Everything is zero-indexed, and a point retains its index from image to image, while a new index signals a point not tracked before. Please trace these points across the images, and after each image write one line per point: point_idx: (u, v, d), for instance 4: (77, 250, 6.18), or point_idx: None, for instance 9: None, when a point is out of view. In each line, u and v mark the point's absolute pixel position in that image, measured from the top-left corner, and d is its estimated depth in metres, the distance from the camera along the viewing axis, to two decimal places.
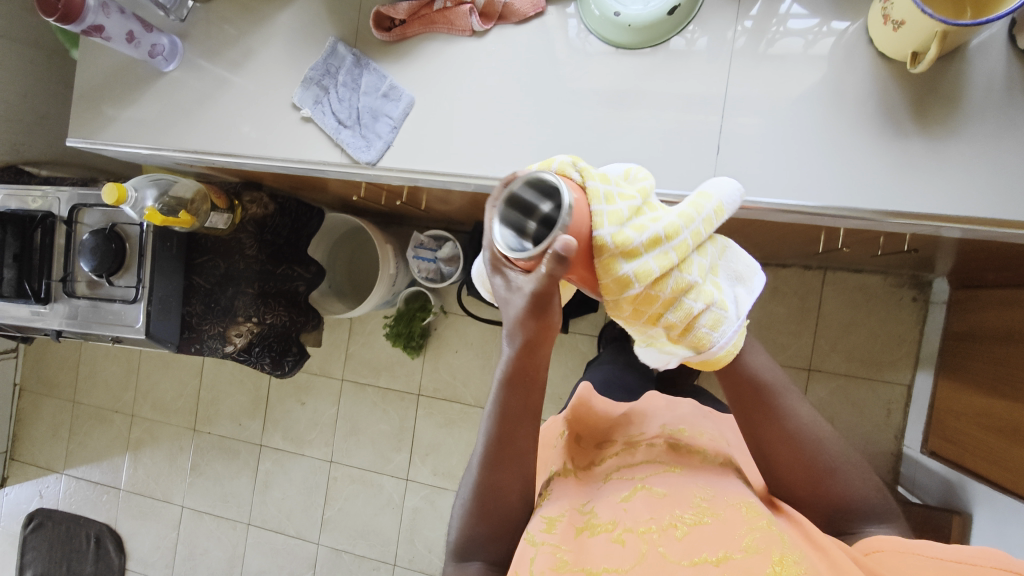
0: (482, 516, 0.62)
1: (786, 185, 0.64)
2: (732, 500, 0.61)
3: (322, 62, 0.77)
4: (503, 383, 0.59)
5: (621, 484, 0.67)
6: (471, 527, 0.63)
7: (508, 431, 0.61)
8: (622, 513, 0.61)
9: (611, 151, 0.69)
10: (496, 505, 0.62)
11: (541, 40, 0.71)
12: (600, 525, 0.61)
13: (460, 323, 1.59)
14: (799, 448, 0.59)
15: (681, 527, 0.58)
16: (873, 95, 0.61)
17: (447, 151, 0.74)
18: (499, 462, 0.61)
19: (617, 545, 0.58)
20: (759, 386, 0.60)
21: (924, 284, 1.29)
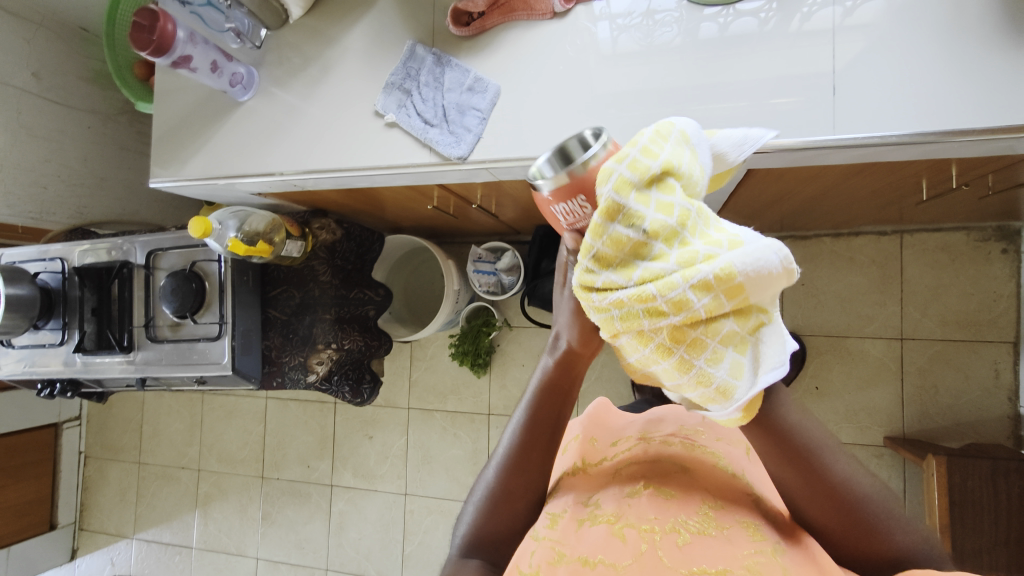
0: (494, 520, 0.58)
1: (917, 114, 0.62)
2: (741, 515, 0.57)
3: (401, 66, 0.77)
4: (537, 393, 0.58)
5: (630, 479, 0.63)
6: (484, 525, 0.58)
7: (539, 436, 0.58)
8: (626, 509, 0.59)
9: (717, 110, 0.68)
10: (508, 511, 0.58)
11: (624, 10, 0.71)
12: (601, 517, 0.59)
13: (523, 335, 1.56)
14: (836, 500, 0.50)
15: (683, 534, 0.55)
16: (995, 7, 0.60)
17: (539, 136, 0.73)
18: (521, 468, 0.58)
19: (616, 540, 0.56)
20: (793, 433, 0.50)
21: (1012, 234, 1.23)
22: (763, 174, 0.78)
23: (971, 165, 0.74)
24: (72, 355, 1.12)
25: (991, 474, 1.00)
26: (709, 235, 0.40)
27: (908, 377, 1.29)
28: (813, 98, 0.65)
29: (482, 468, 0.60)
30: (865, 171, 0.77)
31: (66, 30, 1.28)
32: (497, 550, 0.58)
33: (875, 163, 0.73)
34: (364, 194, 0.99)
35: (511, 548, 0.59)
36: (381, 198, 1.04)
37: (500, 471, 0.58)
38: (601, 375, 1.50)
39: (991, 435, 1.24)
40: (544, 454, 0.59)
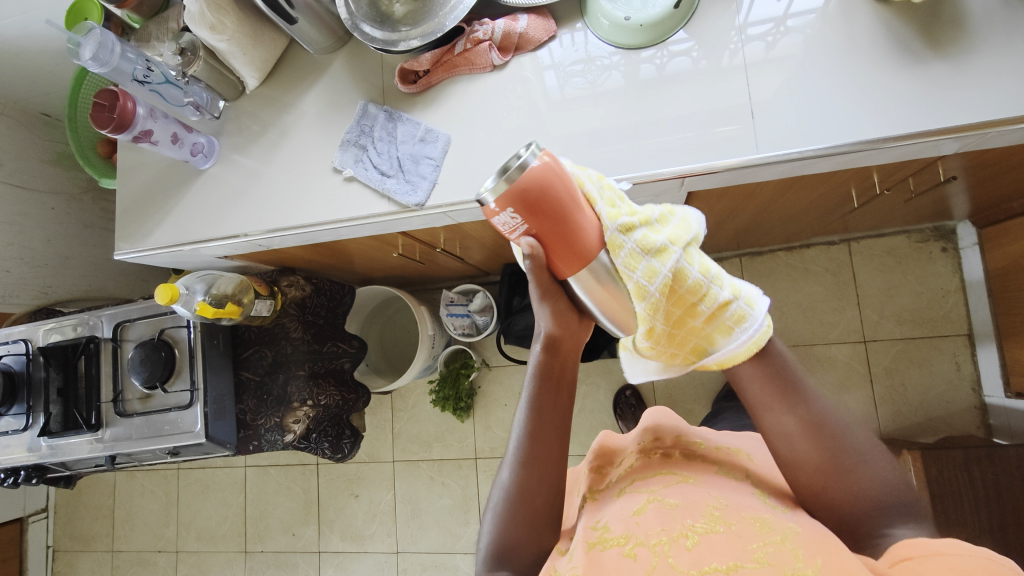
0: (520, 521, 0.61)
1: (831, 130, 0.68)
2: (745, 513, 0.60)
3: (356, 124, 0.82)
4: (536, 378, 0.62)
5: (635, 496, 0.66)
6: (508, 532, 0.61)
7: (544, 431, 0.62)
8: (634, 525, 0.61)
9: (652, 142, 0.74)
10: (531, 511, 0.61)
11: (557, 60, 0.77)
12: (612, 540, 0.60)
13: (503, 374, 1.56)
14: (816, 437, 0.57)
15: (692, 537, 0.57)
16: (882, 33, 0.68)
17: (489, 177, 0.77)
18: (531, 460, 0.61)
19: (627, 559, 0.57)
20: (785, 370, 0.58)
21: (948, 233, 1.31)
22: (705, 195, 0.84)
23: (890, 171, 0.80)
24: (37, 439, 1.08)
25: (965, 463, 1.02)
26: (674, 231, 0.54)
27: (876, 378, 1.33)
28: (737, 123, 0.71)
29: (498, 470, 0.64)
30: (797, 184, 0.83)
31: (29, 117, 1.30)
32: (519, 560, 0.61)
33: (804, 176, 0.78)
34: (331, 248, 1.02)
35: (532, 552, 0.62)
36: (349, 251, 1.06)
37: (515, 470, 0.62)
38: (583, 407, 1.50)
39: (963, 427, 1.28)
40: (551, 441, 0.62)
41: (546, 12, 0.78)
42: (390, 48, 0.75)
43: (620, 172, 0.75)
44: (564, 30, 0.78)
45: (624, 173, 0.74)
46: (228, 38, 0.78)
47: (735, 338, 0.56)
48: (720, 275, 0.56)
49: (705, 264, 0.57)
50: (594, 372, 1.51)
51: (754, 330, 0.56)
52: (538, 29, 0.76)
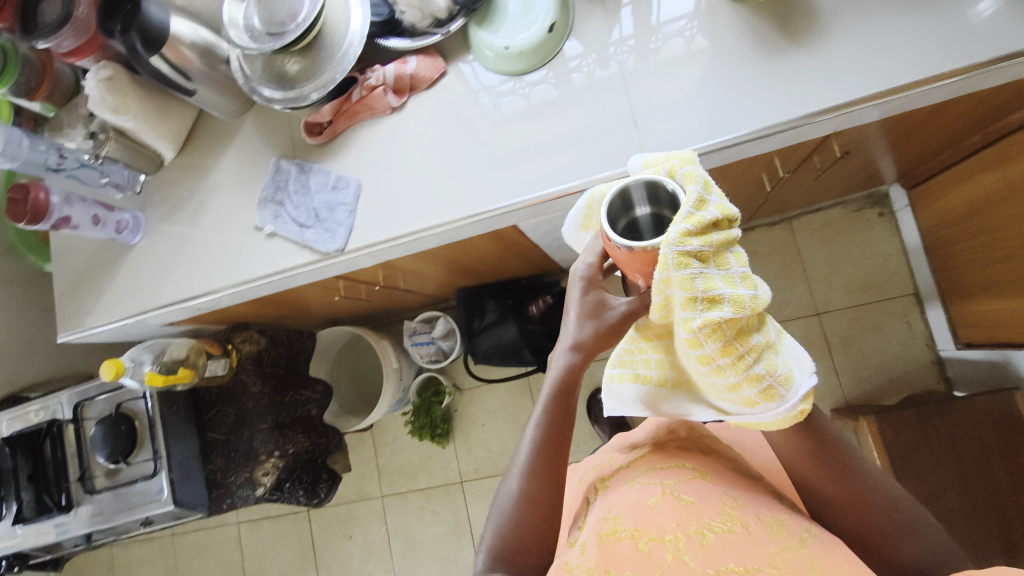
0: (529, 515, 0.59)
1: (706, 129, 0.69)
2: (764, 515, 0.62)
3: (271, 181, 0.84)
4: (553, 390, 0.60)
5: (648, 487, 0.68)
6: (516, 533, 0.59)
7: (556, 442, 0.60)
8: (648, 518, 0.63)
9: (547, 158, 0.75)
10: (536, 516, 0.59)
11: (450, 94, 0.79)
12: (623, 531, 0.63)
13: (478, 396, 1.57)
14: (864, 508, 0.59)
15: (706, 535, 0.59)
16: (744, 31, 0.69)
17: (400, 216, 0.79)
18: (548, 453, 0.60)
19: (641, 553, 0.60)
20: (842, 445, 0.60)
21: (882, 198, 1.35)
22: None
23: (788, 154, 0.83)
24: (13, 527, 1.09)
25: (918, 421, 1.04)
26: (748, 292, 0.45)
27: (835, 349, 1.35)
28: (621, 132, 0.72)
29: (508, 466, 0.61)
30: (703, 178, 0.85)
31: None
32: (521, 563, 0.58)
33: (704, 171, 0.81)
34: (274, 300, 1.04)
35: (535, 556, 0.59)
36: (293, 299, 1.08)
37: (527, 477, 0.59)
38: None
39: (924, 383, 1.30)
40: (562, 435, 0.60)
41: (433, 50, 0.80)
42: (299, 103, 0.78)
43: (520, 192, 0.75)
44: (453, 64, 0.79)
45: (552, 184, 0.74)
46: (133, 117, 0.81)
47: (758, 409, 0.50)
48: (768, 351, 0.48)
49: (766, 345, 0.48)
50: None
51: (787, 410, 0.49)
52: (427, 68, 0.78)
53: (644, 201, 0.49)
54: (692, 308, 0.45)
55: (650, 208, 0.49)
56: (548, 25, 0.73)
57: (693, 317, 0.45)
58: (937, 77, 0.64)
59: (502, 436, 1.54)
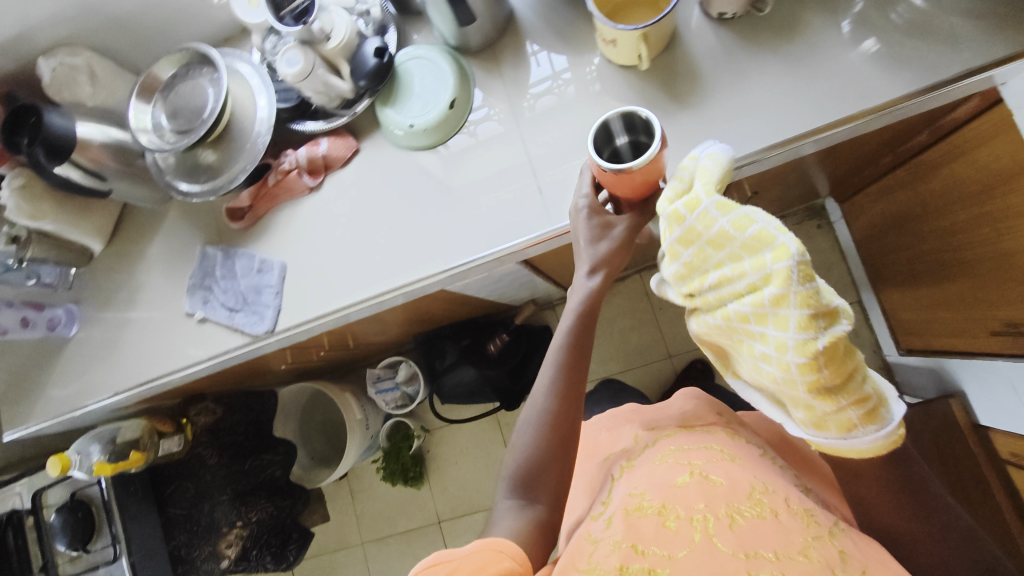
0: (550, 435, 0.61)
1: None
2: (793, 503, 0.58)
3: (199, 268, 0.85)
4: (576, 312, 0.63)
5: (676, 467, 0.66)
6: (540, 456, 0.60)
7: (575, 367, 0.63)
8: (673, 496, 0.62)
9: (460, 229, 0.76)
10: (556, 435, 0.61)
11: (364, 171, 0.81)
12: (650, 508, 0.62)
13: (448, 434, 1.58)
14: (902, 503, 0.61)
15: (735, 518, 0.56)
16: (634, 96, 0.71)
17: (325, 295, 0.80)
18: (570, 369, 0.63)
19: (667, 530, 0.58)
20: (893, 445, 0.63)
21: (820, 210, 1.39)
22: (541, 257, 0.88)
23: None
24: None
25: None
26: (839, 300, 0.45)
27: None
28: (528, 199, 0.74)
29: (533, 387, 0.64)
30: None
31: None
32: (540, 484, 0.60)
33: None
34: (221, 372, 1.04)
35: (556, 479, 0.61)
36: (242, 369, 1.09)
37: (553, 394, 0.62)
38: None
39: None
40: (581, 360, 0.63)
41: (344, 130, 0.81)
42: (218, 193, 0.79)
43: (436, 264, 0.77)
44: (365, 141, 0.81)
45: (544, 226, 0.73)
46: (52, 221, 0.81)
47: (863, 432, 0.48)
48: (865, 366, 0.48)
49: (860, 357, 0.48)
50: None
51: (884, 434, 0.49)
52: (339, 148, 0.80)
53: (622, 131, 0.56)
54: (811, 329, 0.43)
55: (628, 137, 0.56)
56: (448, 102, 0.75)
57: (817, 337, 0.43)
58: (848, 119, 0.65)
59: (474, 473, 1.55)
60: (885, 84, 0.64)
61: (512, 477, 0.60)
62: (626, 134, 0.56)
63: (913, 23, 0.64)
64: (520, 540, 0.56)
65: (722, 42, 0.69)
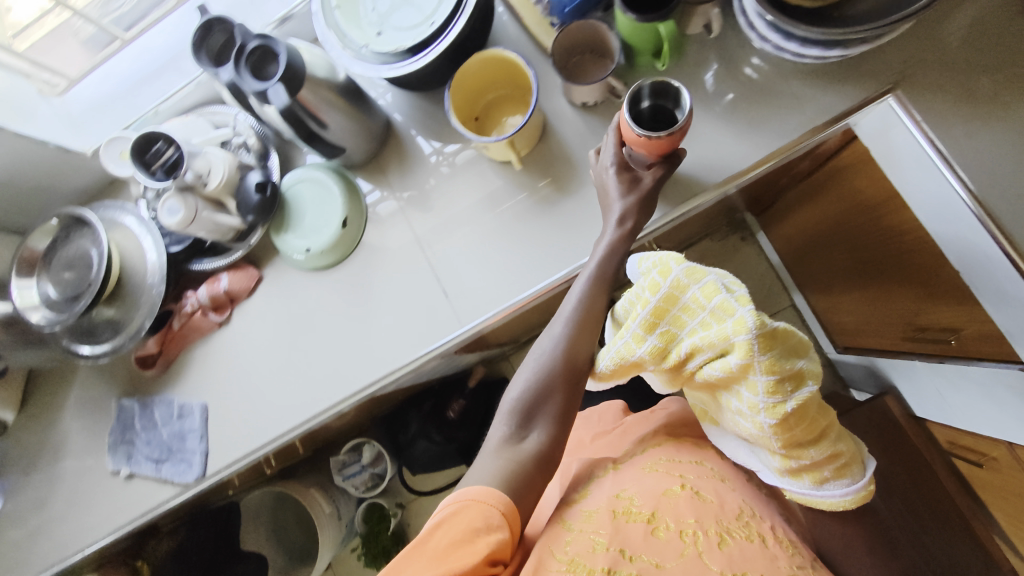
0: (565, 369, 0.61)
1: (510, 287, 0.72)
2: (778, 532, 0.63)
3: (117, 422, 0.83)
4: (606, 249, 0.64)
5: (667, 478, 0.66)
6: (548, 381, 0.60)
7: (599, 301, 0.63)
8: (664, 506, 0.61)
9: (375, 342, 0.76)
10: (568, 368, 0.61)
11: (272, 298, 0.80)
12: (638, 514, 0.60)
13: (427, 503, 1.52)
14: None
15: (723, 538, 0.58)
16: (519, 191, 0.72)
17: (251, 431, 0.78)
18: (595, 300, 0.63)
19: (655, 538, 0.57)
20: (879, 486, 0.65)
21: (741, 224, 1.43)
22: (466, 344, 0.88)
23: None
24: None
25: None
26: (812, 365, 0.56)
27: None
28: (436, 303, 0.74)
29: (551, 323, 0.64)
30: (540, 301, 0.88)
31: None
32: (536, 417, 0.60)
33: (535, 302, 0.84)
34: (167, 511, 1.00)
35: (564, 414, 0.61)
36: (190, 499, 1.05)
37: (564, 342, 0.62)
38: None
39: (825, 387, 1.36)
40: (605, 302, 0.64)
41: (244, 261, 0.80)
42: (123, 349, 0.76)
43: (358, 381, 0.76)
44: (267, 268, 0.80)
45: (535, 283, 0.71)
46: None
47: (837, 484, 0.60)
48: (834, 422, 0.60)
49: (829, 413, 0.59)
50: None
51: (858, 488, 0.61)
52: (240, 280, 0.79)
53: (650, 95, 0.62)
54: (782, 395, 0.54)
55: (653, 102, 0.62)
56: (341, 220, 0.75)
57: (783, 400, 0.54)
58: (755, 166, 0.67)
59: None
60: (745, 147, 0.67)
61: (513, 407, 0.60)
62: (650, 100, 0.62)
63: (759, 84, 0.68)
64: (497, 484, 0.56)
65: (591, 126, 0.71)
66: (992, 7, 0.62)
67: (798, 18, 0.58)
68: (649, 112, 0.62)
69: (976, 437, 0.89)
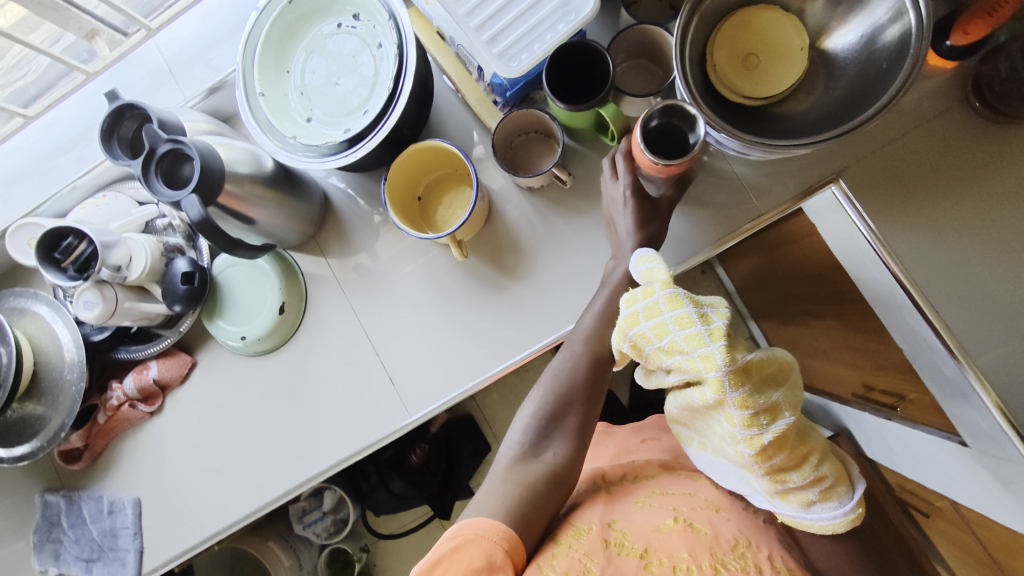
0: (579, 393, 0.60)
1: (458, 375, 0.69)
2: (776, 561, 0.56)
3: (42, 519, 0.77)
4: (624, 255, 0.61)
5: (659, 511, 0.59)
6: (561, 400, 0.59)
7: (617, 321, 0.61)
8: (657, 542, 0.54)
9: (317, 431, 0.72)
10: (586, 387, 0.60)
11: (206, 385, 0.75)
12: (632, 547, 0.53)
13: (393, 545, 1.47)
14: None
15: (722, 572, 0.51)
16: (464, 275, 0.70)
17: (188, 526, 0.74)
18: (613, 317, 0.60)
19: (647, 573, 0.50)
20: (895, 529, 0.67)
21: None
22: None
23: None
24: None
25: None
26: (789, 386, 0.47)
27: None
28: (381, 391, 0.71)
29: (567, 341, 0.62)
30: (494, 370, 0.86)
31: None
32: (551, 440, 0.58)
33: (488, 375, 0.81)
34: None
35: (579, 432, 0.59)
36: None
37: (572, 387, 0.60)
38: None
39: None
40: None
41: (175, 347, 0.75)
42: (41, 451, 0.70)
43: (301, 473, 0.72)
44: (201, 352, 0.75)
45: (527, 346, 0.68)
46: None
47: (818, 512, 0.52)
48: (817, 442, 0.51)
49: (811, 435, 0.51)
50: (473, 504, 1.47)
51: (844, 513, 0.52)
52: (171, 369, 0.74)
53: (658, 115, 0.56)
54: (755, 426, 0.46)
55: (662, 121, 0.57)
56: (277, 307, 0.71)
57: (761, 433, 0.46)
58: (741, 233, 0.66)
59: None
60: (696, 234, 0.66)
61: (527, 428, 0.59)
62: (657, 120, 0.57)
63: (707, 168, 0.66)
64: (501, 516, 0.53)
65: (537, 209, 0.68)
66: (932, 95, 0.61)
67: (735, 120, 0.57)
68: (657, 133, 0.57)
69: (920, 484, 0.84)
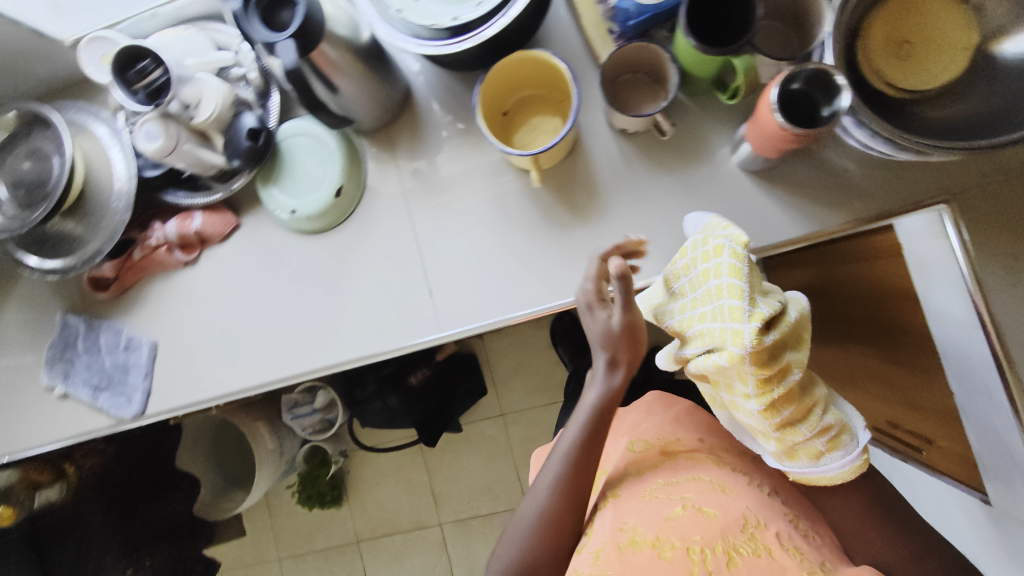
0: (550, 527, 0.61)
1: (499, 302, 0.68)
2: (783, 538, 0.59)
3: (59, 338, 0.78)
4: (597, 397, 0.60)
5: (666, 500, 0.63)
6: (539, 537, 0.61)
7: (585, 454, 0.61)
8: (668, 529, 0.59)
9: (346, 320, 0.71)
10: (562, 515, 0.61)
11: (246, 248, 0.74)
12: (644, 541, 0.59)
13: (371, 457, 1.52)
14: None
15: (733, 556, 0.56)
16: (531, 203, 0.67)
17: (200, 380, 0.74)
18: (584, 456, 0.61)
19: (663, 561, 0.57)
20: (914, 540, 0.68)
21: None
22: None
23: None
24: None
25: None
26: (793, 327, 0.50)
27: None
28: (418, 297, 0.70)
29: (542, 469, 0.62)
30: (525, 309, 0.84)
31: None
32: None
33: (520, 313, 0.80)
34: None
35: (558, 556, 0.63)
36: None
37: (568, 466, 0.61)
38: (450, 475, 1.49)
39: None
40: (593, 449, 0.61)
41: (223, 205, 0.74)
42: (72, 271, 0.71)
43: (321, 357, 0.72)
44: (248, 215, 0.74)
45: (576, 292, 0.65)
46: None
47: (830, 462, 0.52)
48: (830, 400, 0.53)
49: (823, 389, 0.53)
50: (456, 438, 1.49)
51: (852, 459, 0.52)
52: (215, 223, 0.72)
53: (802, 79, 0.52)
54: (762, 379, 0.49)
55: (803, 85, 0.53)
56: (334, 189, 0.69)
57: (771, 389, 0.49)
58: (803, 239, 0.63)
59: (396, 496, 1.50)
60: (783, 218, 0.63)
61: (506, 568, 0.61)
62: (798, 82, 0.52)
63: (811, 156, 0.62)
64: None
65: (623, 153, 0.65)
66: None
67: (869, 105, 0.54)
68: (793, 96, 0.53)
69: None
